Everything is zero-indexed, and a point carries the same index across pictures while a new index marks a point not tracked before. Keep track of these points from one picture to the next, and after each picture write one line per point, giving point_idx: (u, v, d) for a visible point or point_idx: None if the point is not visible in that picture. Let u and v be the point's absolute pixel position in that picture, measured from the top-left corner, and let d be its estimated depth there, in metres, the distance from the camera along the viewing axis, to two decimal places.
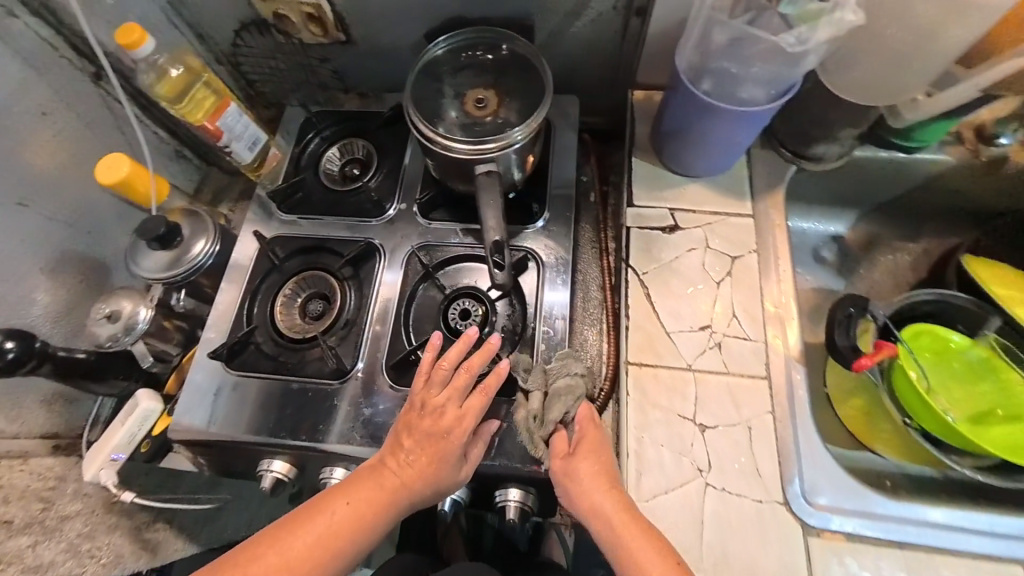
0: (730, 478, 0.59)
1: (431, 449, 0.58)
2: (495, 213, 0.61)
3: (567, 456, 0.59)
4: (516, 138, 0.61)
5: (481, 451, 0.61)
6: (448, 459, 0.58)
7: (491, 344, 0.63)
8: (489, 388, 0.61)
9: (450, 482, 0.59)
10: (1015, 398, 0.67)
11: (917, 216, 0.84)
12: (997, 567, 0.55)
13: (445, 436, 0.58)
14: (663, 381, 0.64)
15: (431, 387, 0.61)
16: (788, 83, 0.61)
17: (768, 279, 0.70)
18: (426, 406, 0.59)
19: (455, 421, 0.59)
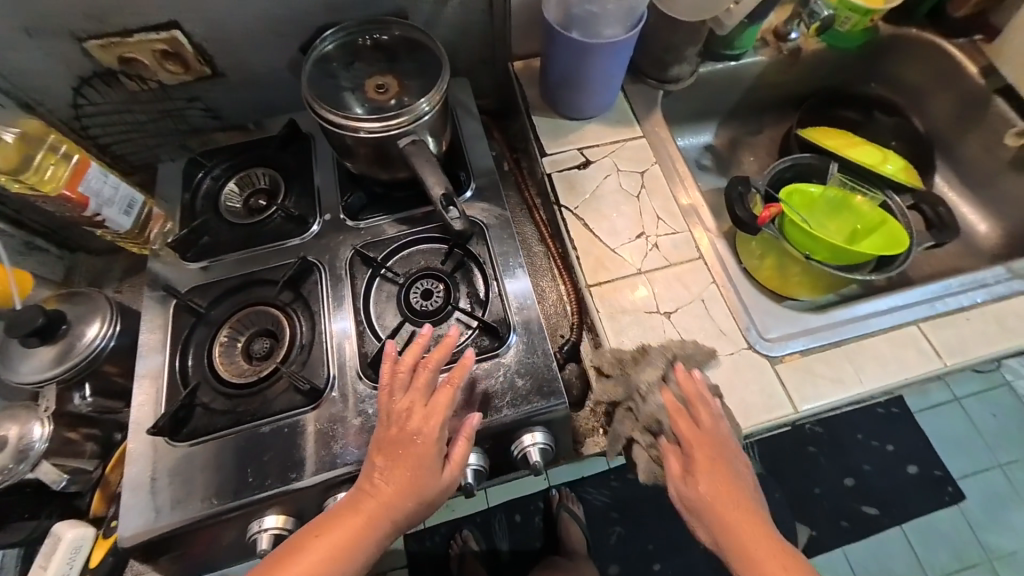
0: (702, 346, 0.67)
1: (404, 457, 0.54)
2: (435, 170, 0.62)
3: (684, 474, 0.58)
4: (424, 108, 0.63)
5: (465, 448, 0.57)
6: (425, 463, 0.54)
7: (449, 339, 0.61)
8: (455, 379, 0.58)
9: (435, 487, 0.54)
10: (865, 214, 0.85)
11: (755, 113, 1.05)
12: (903, 329, 0.69)
13: (415, 439, 0.54)
14: (621, 289, 0.71)
15: (393, 396, 0.57)
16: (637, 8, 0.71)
17: (675, 182, 0.80)
18: (392, 415, 0.56)
19: (423, 422, 0.55)
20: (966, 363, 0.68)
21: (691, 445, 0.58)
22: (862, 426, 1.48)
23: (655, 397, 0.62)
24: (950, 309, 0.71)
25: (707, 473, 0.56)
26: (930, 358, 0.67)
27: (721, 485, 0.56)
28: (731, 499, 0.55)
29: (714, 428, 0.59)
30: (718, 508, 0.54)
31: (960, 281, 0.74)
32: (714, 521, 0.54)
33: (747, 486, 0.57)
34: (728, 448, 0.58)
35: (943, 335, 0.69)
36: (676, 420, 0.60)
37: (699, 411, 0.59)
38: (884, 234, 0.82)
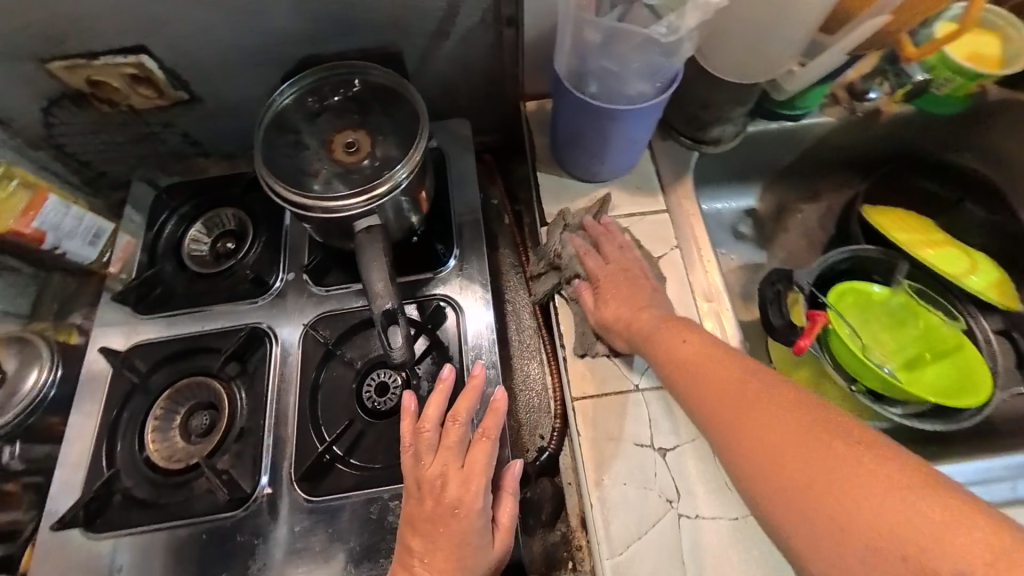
0: (701, 501, 0.54)
1: (444, 537, 0.47)
2: (381, 274, 0.51)
3: (596, 301, 0.62)
4: (401, 176, 0.52)
5: (510, 505, 0.52)
6: (471, 539, 0.48)
7: (474, 381, 0.54)
8: (490, 431, 0.52)
9: (486, 564, 0.49)
10: (937, 338, 0.68)
11: (810, 176, 0.89)
12: None
13: (455, 513, 0.48)
14: (612, 407, 0.59)
15: (422, 459, 0.50)
16: (667, 60, 0.56)
17: (696, 272, 0.67)
18: (423, 487, 0.49)
19: (461, 490, 0.49)
20: None
21: (599, 276, 0.63)
22: None
23: (568, 248, 0.66)
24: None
25: (616, 283, 0.61)
26: None
27: (625, 298, 0.60)
28: (629, 302, 0.59)
29: (621, 253, 0.64)
30: (612, 304, 0.60)
31: None
32: (626, 309, 0.59)
33: (659, 308, 0.58)
34: (662, 301, 0.60)
35: None
36: (585, 260, 0.65)
37: (607, 253, 0.64)
38: (956, 365, 0.67)
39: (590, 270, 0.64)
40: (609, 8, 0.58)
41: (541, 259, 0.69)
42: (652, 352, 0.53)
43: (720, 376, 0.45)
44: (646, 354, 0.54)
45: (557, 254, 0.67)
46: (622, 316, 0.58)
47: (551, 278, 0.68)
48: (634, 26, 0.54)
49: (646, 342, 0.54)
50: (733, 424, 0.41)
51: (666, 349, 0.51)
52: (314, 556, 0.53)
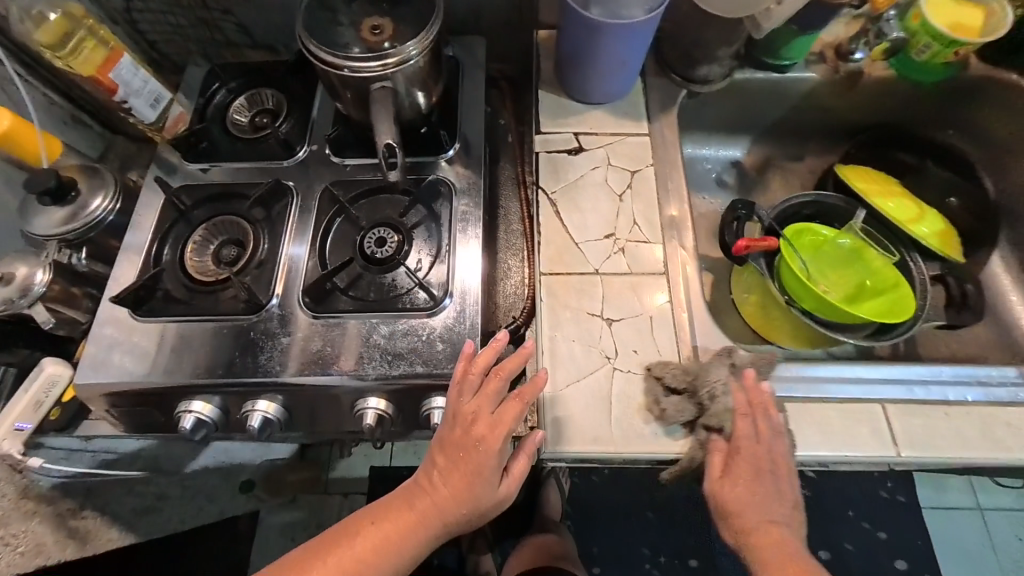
0: (634, 362, 0.64)
1: (464, 462, 0.56)
2: (388, 120, 0.63)
3: (724, 474, 0.58)
4: (410, 53, 0.64)
5: (523, 465, 0.58)
6: (482, 474, 0.56)
7: (524, 350, 0.59)
8: (526, 395, 0.57)
9: (490, 498, 0.57)
10: (881, 273, 0.75)
11: (799, 134, 0.97)
12: (862, 405, 0.61)
13: (477, 447, 0.56)
14: (572, 284, 0.69)
15: (461, 397, 0.58)
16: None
17: (666, 190, 0.75)
18: (457, 418, 0.57)
19: (487, 432, 0.56)
20: (930, 462, 0.59)
21: (740, 450, 0.57)
22: (854, 504, 1.60)
23: (726, 399, 0.59)
24: (928, 398, 0.61)
25: (746, 461, 0.57)
26: (883, 443, 0.59)
27: (756, 499, 0.56)
28: (753, 496, 0.56)
29: (757, 436, 0.57)
30: (738, 500, 0.56)
31: (953, 371, 0.63)
32: (749, 499, 0.56)
33: (783, 518, 0.56)
34: (782, 474, 0.57)
35: (910, 424, 0.60)
36: (738, 423, 0.58)
37: (759, 428, 0.58)
38: (890, 298, 0.73)
39: (738, 436, 0.58)
40: None
41: (671, 377, 0.61)
42: (767, 573, 0.52)
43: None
44: (757, 561, 0.54)
45: (710, 392, 0.59)
46: (744, 509, 0.55)
47: (688, 407, 0.59)
48: None
49: (764, 559, 0.53)
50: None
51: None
52: (306, 356, 0.65)
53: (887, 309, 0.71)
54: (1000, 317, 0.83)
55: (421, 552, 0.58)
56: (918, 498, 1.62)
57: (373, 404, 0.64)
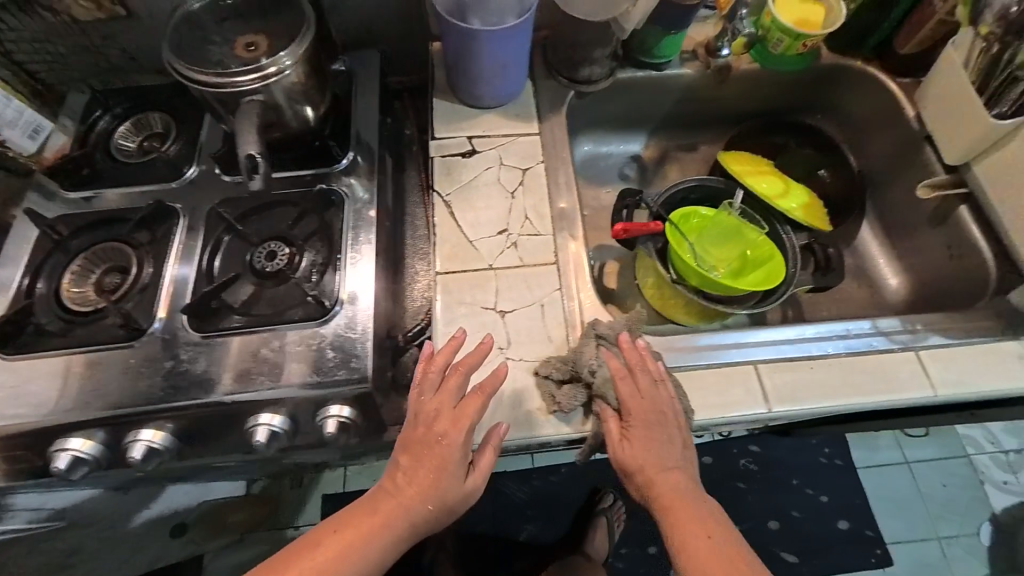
0: (525, 350, 0.66)
1: (428, 458, 0.57)
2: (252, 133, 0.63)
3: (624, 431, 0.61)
4: (285, 62, 0.65)
5: (490, 457, 0.59)
6: (449, 467, 0.57)
7: (483, 344, 0.62)
8: (487, 387, 0.60)
9: (456, 492, 0.57)
10: (759, 244, 0.82)
11: (688, 127, 1.04)
12: (735, 367, 0.65)
13: (441, 441, 0.57)
14: (467, 280, 0.70)
15: (426, 395, 0.60)
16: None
17: (557, 184, 0.79)
18: (420, 415, 0.59)
19: (449, 425, 0.58)
20: (797, 413, 0.64)
21: (629, 409, 0.60)
22: (797, 473, 1.72)
23: (601, 368, 0.62)
24: (794, 355, 0.66)
25: (643, 418, 0.60)
26: (756, 401, 0.63)
27: (655, 450, 0.59)
28: (648, 448, 0.59)
29: (656, 391, 0.61)
30: (635, 454, 0.59)
31: (816, 329, 0.69)
32: (655, 449, 0.59)
33: (683, 463, 0.60)
34: (671, 426, 0.60)
35: (779, 380, 0.65)
36: (620, 386, 0.61)
37: (643, 383, 0.61)
38: (766, 268, 0.80)
39: (623, 402, 0.61)
40: None
41: (563, 367, 0.63)
42: (665, 510, 0.57)
43: (695, 542, 0.54)
44: (658, 501, 0.57)
45: (647, 364, 0.63)
46: (665, 458, 0.59)
47: (577, 393, 0.63)
48: None
49: (664, 505, 0.57)
50: (699, 559, 0.53)
51: (685, 527, 0.55)
52: (192, 379, 0.62)
53: (765, 275, 0.79)
54: (871, 279, 0.91)
55: (388, 555, 0.56)
56: (855, 460, 1.74)
57: (265, 419, 0.62)
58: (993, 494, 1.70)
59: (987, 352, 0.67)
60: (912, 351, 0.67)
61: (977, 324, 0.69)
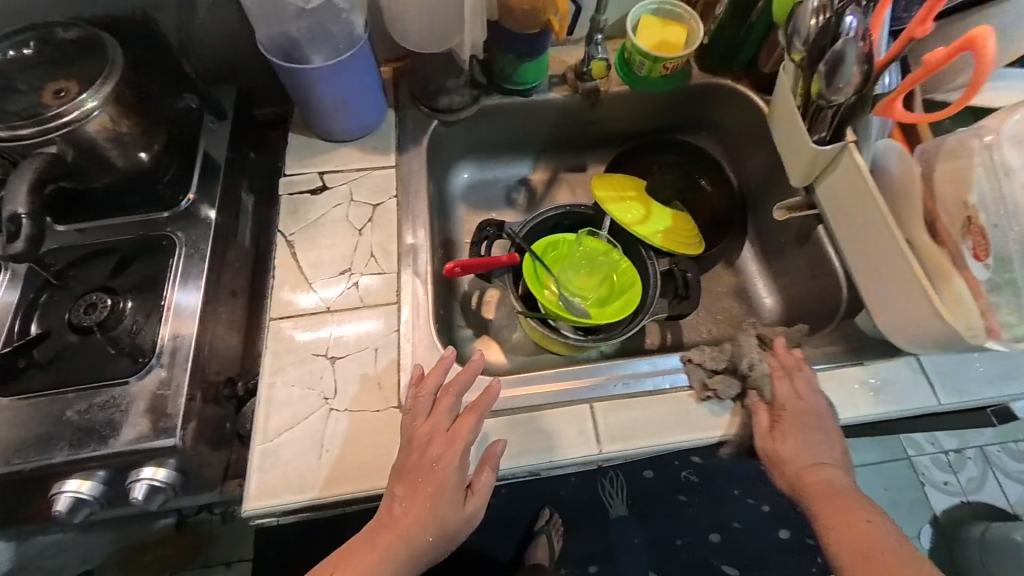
0: (351, 398, 0.63)
1: (426, 484, 0.56)
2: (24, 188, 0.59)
3: (771, 429, 0.62)
4: (92, 104, 0.62)
5: (488, 476, 0.59)
6: (445, 492, 0.56)
7: (473, 362, 0.63)
8: (479, 406, 0.59)
9: (455, 517, 0.56)
10: (622, 271, 0.81)
11: (574, 148, 1.03)
12: (571, 406, 0.65)
13: (437, 464, 0.56)
14: (301, 326, 0.68)
15: (444, 422, 0.59)
16: (342, 8, 0.66)
17: (409, 218, 0.77)
18: (412, 441, 0.58)
19: (444, 449, 0.57)
20: (631, 452, 0.63)
21: (784, 406, 0.62)
22: (740, 483, 1.64)
23: (763, 364, 0.65)
24: (630, 390, 0.65)
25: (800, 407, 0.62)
26: (586, 442, 0.62)
27: (807, 445, 0.61)
28: (801, 444, 0.61)
29: (795, 392, 0.63)
30: (792, 449, 0.60)
31: (657, 361, 0.68)
32: (823, 440, 0.61)
33: (834, 461, 0.60)
34: (816, 420, 0.62)
35: (615, 419, 0.64)
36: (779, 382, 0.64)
37: (795, 386, 0.64)
38: (627, 296, 0.79)
39: (779, 398, 0.63)
40: None
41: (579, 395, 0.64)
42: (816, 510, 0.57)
43: (847, 544, 0.55)
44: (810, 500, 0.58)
45: (750, 363, 0.65)
46: (810, 457, 0.60)
47: (732, 383, 0.65)
48: None
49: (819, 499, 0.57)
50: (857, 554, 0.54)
51: (842, 523, 0.55)
52: None
53: (624, 304, 0.78)
54: (750, 299, 0.90)
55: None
56: (797, 466, 1.72)
57: (72, 487, 0.59)
58: (933, 495, 1.69)
59: (829, 380, 0.66)
60: (754, 381, 0.66)
61: (822, 349, 0.69)
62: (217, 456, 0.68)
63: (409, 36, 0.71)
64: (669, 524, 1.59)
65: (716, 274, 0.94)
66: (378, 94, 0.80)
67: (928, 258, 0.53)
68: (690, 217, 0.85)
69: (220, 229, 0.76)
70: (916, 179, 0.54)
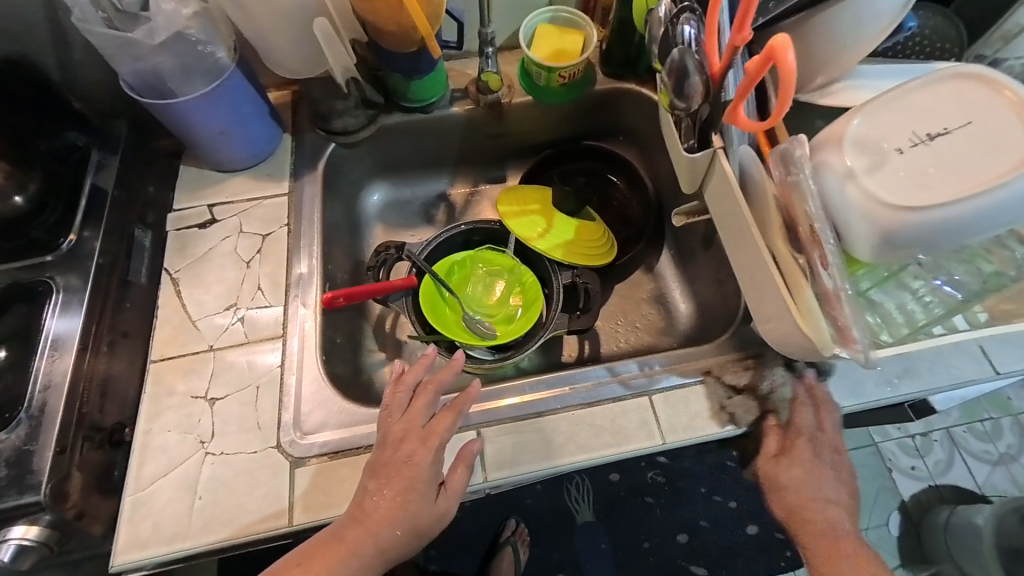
0: (230, 441, 0.61)
1: (398, 480, 0.53)
2: None
3: (773, 456, 0.61)
4: None
5: (463, 474, 0.56)
6: (418, 488, 0.53)
7: (453, 362, 0.62)
8: (459, 405, 0.58)
9: (427, 515, 0.53)
10: (523, 287, 0.80)
11: (490, 161, 1.01)
12: (460, 434, 0.63)
13: (409, 462, 0.54)
14: (182, 366, 0.66)
15: (422, 421, 0.57)
16: (198, 40, 0.64)
17: (300, 247, 0.76)
18: (387, 438, 0.56)
19: (419, 445, 0.55)
20: (520, 477, 0.61)
21: (800, 429, 0.61)
22: (707, 482, 1.61)
23: (785, 388, 0.63)
24: (519, 413, 0.64)
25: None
26: (472, 470, 0.61)
27: (814, 482, 0.60)
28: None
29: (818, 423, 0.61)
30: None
31: (549, 380, 0.66)
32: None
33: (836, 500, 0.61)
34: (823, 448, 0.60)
35: (501, 445, 0.62)
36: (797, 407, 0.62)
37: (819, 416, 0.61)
38: (528, 312, 0.78)
39: (796, 422, 0.61)
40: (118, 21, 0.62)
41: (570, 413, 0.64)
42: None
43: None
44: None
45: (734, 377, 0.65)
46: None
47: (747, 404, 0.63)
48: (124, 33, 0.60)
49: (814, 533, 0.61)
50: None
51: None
52: None
53: (524, 321, 0.77)
54: (667, 305, 0.89)
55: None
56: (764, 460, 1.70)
57: None
58: (900, 481, 1.68)
59: (720, 391, 0.65)
60: (646, 397, 0.64)
61: (719, 358, 0.67)
62: (104, 506, 0.66)
63: (283, 62, 0.70)
64: (634, 529, 1.55)
65: (633, 281, 0.92)
66: (265, 120, 0.78)
67: (787, 266, 0.52)
68: (597, 226, 0.84)
69: (105, 270, 0.74)
70: (768, 184, 0.52)
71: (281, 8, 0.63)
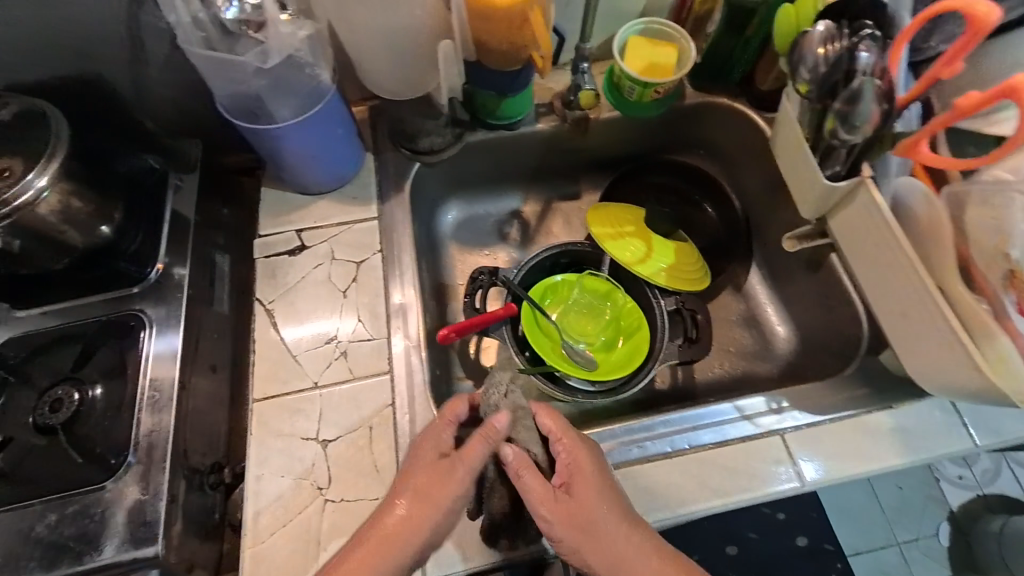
0: (347, 487, 0.59)
1: (425, 465, 0.53)
2: None
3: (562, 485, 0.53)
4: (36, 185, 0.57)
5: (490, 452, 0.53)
6: (445, 468, 0.53)
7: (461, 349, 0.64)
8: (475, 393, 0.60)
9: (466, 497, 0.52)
10: (626, 313, 0.77)
11: (566, 176, 0.97)
12: None
13: (430, 444, 0.55)
14: (287, 407, 0.63)
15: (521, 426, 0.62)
16: (306, 63, 0.60)
17: (394, 275, 0.72)
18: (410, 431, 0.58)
19: (439, 429, 0.56)
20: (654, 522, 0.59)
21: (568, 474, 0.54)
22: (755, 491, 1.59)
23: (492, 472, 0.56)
24: (647, 454, 0.61)
25: (588, 489, 0.52)
26: None
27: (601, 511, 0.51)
28: (604, 548, 0.51)
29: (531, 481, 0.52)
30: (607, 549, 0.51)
31: (672, 418, 0.64)
32: (603, 540, 0.51)
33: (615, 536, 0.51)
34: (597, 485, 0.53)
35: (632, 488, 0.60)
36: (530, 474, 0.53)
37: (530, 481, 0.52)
38: (633, 340, 0.75)
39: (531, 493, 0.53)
40: (220, 42, 0.58)
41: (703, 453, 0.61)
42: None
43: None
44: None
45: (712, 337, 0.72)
46: (628, 560, 0.51)
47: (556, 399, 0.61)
48: (234, 56, 0.56)
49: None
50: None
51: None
52: None
53: (630, 352, 0.74)
54: (760, 329, 0.85)
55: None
56: None
57: None
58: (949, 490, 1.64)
59: (854, 429, 0.62)
60: (777, 435, 0.62)
61: (845, 394, 0.65)
62: (209, 550, 0.63)
63: (384, 84, 0.65)
64: None
65: (722, 302, 0.89)
66: (355, 140, 0.74)
67: (966, 309, 0.49)
68: (694, 249, 0.81)
69: (193, 301, 0.70)
70: (948, 223, 0.50)
71: (396, 27, 0.58)
